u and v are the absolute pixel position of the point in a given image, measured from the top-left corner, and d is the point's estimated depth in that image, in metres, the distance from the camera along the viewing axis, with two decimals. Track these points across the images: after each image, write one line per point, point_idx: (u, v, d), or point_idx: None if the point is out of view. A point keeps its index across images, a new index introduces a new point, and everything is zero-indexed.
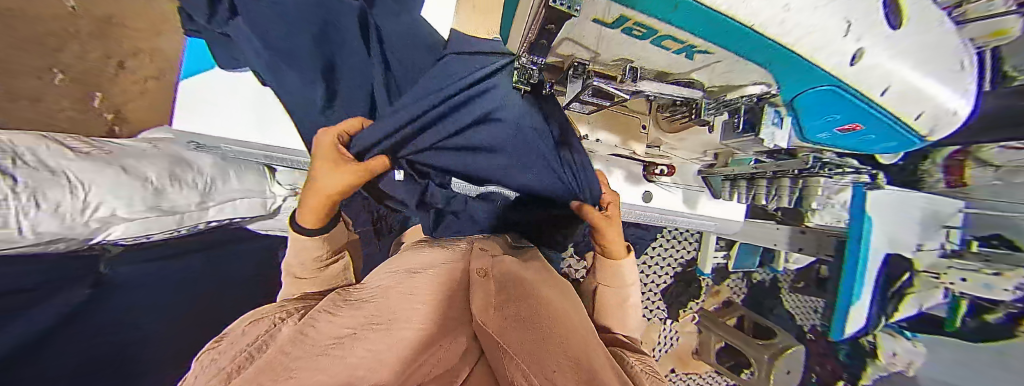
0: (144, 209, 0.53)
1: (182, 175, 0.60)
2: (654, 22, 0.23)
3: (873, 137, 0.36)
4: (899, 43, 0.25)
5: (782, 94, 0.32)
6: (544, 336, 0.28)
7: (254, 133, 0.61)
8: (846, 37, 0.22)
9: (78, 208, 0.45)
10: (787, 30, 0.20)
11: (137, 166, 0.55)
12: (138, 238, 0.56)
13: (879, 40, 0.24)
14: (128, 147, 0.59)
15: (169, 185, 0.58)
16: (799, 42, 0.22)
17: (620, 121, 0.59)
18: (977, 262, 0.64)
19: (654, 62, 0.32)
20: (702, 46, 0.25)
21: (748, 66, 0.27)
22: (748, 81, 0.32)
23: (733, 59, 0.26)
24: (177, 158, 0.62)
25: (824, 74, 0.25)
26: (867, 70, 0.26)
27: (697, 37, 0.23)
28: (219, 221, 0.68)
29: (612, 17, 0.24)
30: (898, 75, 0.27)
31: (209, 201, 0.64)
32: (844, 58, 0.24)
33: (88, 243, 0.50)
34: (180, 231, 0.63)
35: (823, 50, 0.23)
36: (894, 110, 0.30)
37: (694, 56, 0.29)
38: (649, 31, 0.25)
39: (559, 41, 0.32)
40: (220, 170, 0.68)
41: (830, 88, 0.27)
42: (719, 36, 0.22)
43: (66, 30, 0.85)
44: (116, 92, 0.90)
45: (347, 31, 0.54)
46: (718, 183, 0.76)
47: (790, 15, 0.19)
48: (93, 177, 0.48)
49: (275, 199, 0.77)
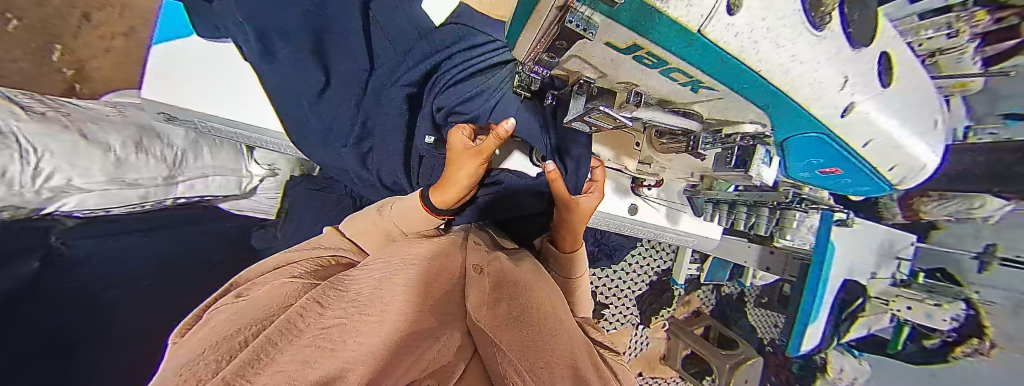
0: (105, 180, 0.50)
1: (149, 146, 0.56)
2: (666, 55, 0.23)
3: (850, 182, 0.37)
4: (885, 98, 0.27)
5: (776, 135, 0.32)
6: (536, 335, 0.29)
7: (234, 109, 0.58)
8: (841, 90, 0.24)
9: (28, 175, 0.42)
10: (788, 78, 0.22)
11: (100, 133, 0.51)
12: (96, 211, 0.53)
13: (867, 95, 0.26)
14: (90, 110, 0.55)
15: (134, 156, 0.54)
16: (797, 90, 0.23)
17: (615, 137, 0.60)
18: (921, 292, 0.70)
19: (656, 91, 0.32)
20: (708, 82, 0.25)
21: (747, 106, 0.28)
22: (746, 119, 0.32)
23: (735, 97, 0.27)
24: (145, 128, 0.58)
25: (816, 123, 0.27)
26: (855, 122, 0.27)
27: (705, 75, 0.24)
28: (187, 198, 0.65)
29: (624, 44, 0.23)
30: (880, 128, 0.29)
31: (179, 176, 0.60)
32: (836, 109, 0.26)
33: (39, 212, 0.47)
34: (143, 206, 0.59)
35: (819, 98, 0.24)
36: (871, 161, 0.32)
37: (698, 91, 0.29)
38: (660, 62, 0.25)
39: (566, 57, 0.31)
40: (192, 143, 0.64)
41: (820, 136, 0.28)
42: (722, 76, 0.23)
43: None
44: (79, 47, 0.82)
45: (343, 17, 0.52)
46: (702, 204, 0.80)
47: (795, 64, 0.21)
48: (47, 142, 0.44)
49: (252, 179, 0.73)
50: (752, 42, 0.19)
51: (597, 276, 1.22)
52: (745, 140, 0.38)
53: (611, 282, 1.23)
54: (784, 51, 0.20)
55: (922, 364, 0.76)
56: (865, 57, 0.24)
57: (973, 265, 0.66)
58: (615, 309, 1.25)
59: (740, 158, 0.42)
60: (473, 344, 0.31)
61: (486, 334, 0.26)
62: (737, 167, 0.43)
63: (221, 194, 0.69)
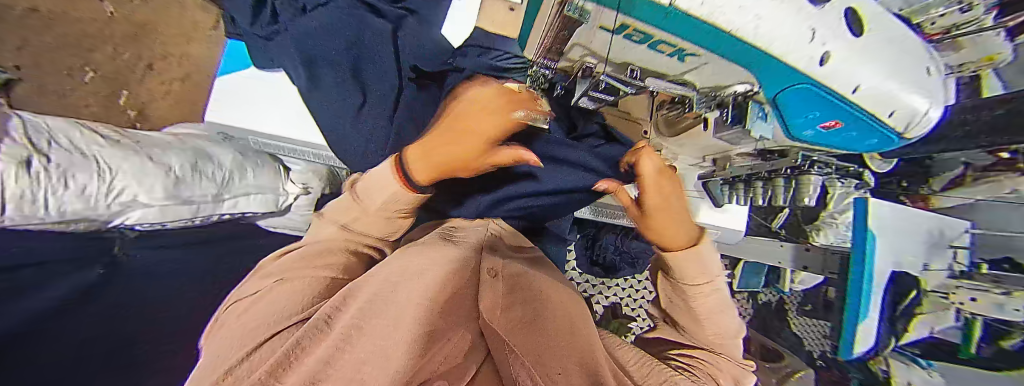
0: (164, 197, 0.55)
1: (203, 167, 0.62)
2: (649, 29, 0.27)
3: (855, 136, 0.37)
4: (858, 45, 0.28)
5: (768, 93, 0.33)
6: (545, 339, 0.29)
7: (281, 128, 0.64)
8: (813, 42, 0.26)
9: (103, 192, 0.47)
10: (760, 36, 0.24)
11: (163, 156, 0.57)
12: (155, 225, 0.58)
13: (839, 44, 0.27)
14: (154, 138, 0.62)
15: (190, 175, 0.59)
16: (772, 46, 0.25)
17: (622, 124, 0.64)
18: (987, 283, 0.64)
19: (649, 66, 0.35)
20: (691, 49, 0.28)
21: (734, 69, 0.31)
22: (733, 81, 0.35)
23: (717, 59, 0.29)
24: (200, 152, 0.64)
25: (798, 75, 0.29)
26: (837, 72, 0.28)
27: (685, 40, 0.27)
28: (230, 215, 0.69)
29: (614, 24, 0.28)
30: (867, 73, 0.29)
31: (225, 194, 0.65)
32: (813, 59, 0.27)
33: (108, 225, 0.51)
34: (195, 221, 0.64)
35: (791, 50, 0.26)
36: (866, 109, 0.32)
37: (685, 59, 0.32)
38: (645, 36, 0.29)
39: (570, 45, 0.36)
40: (238, 165, 0.69)
41: (807, 88, 0.30)
42: (699, 39, 0.26)
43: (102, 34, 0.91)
44: (141, 91, 0.94)
45: (379, 41, 0.59)
46: (718, 191, 0.77)
47: (762, 22, 0.24)
48: (119, 163, 0.50)
49: (287, 197, 0.77)
50: (713, 6, 0.22)
51: (621, 288, 1.18)
52: (736, 96, 0.40)
53: (637, 293, 1.19)
54: (743, 11, 0.23)
55: (1010, 369, 0.67)
56: (830, 11, 0.26)
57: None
58: None
59: (735, 116, 0.42)
60: (484, 348, 0.31)
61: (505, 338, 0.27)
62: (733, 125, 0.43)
63: (259, 211, 0.74)
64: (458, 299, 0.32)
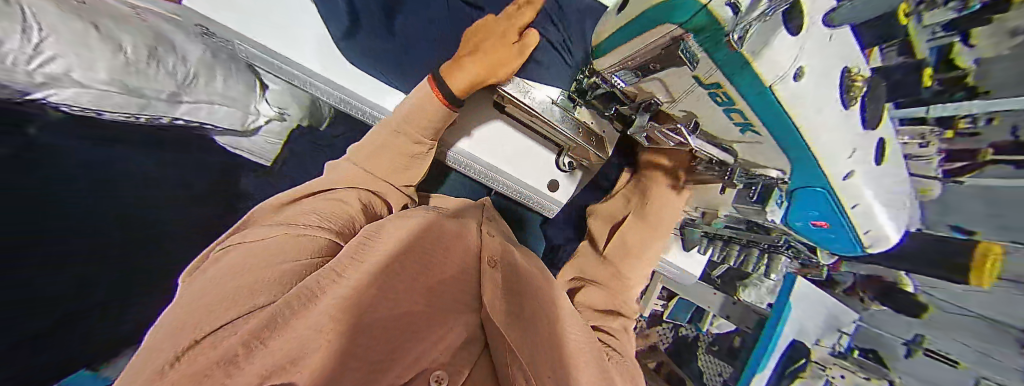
0: (105, 80, 0.45)
1: (161, 56, 0.52)
2: (738, 98, 0.28)
3: (830, 238, 0.41)
4: (874, 174, 0.33)
5: (793, 182, 0.37)
6: (535, 342, 0.34)
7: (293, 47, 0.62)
8: (851, 159, 0.31)
9: (26, 55, 0.38)
10: (821, 143, 0.28)
11: (113, 30, 0.47)
12: (86, 111, 0.48)
13: (864, 169, 0.32)
14: (108, 4, 0.51)
15: (146, 64, 0.50)
16: (824, 154, 0.29)
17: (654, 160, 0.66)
18: (855, 367, 0.65)
19: (710, 125, 0.38)
20: (758, 126, 0.31)
21: (779, 154, 0.33)
22: (773, 164, 0.37)
23: (773, 143, 0.32)
24: (161, 37, 0.54)
25: (825, 182, 0.32)
26: (854, 191, 0.33)
27: (759, 120, 0.30)
28: (184, 121, 0.60)
29: (709, 79, 0.29)
30: (874, 206, 0.35)
31: (183, 96, 0.56)
32: (841, 173, 0.31)
33: (24, 95, 0.41)
34: (138, 118, 0.54)
35: (835, 161, 0.30)
36: (858, 226, 0.37)
37: (746, 132, 0.35)
38: (728, 101, 0.30)
39: (649, 78, 0.37)
40: (207, 66, 0.60)
41: (823, 195, 0.34)
42: (770, 125, 0.29)
43: None
44: None
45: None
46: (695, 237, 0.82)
47: (829, 132, 0.28)
48: (54, 25, 0.40)
49: (258, 118, 0.69)
50: (808, 104, 0.25)
51: None
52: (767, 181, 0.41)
53: None
54: (822, 115, 0.26)
55: None
56: (872, 138, 0.31)
57: (902, 349, 0.59)
58: None
59: (761, 195, 0.42)
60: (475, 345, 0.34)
61: (499, 326, 0.32)
62: (755, 203, 0.43)
63: (224, 125, 0.65)
64: (433, 300, 0.34)
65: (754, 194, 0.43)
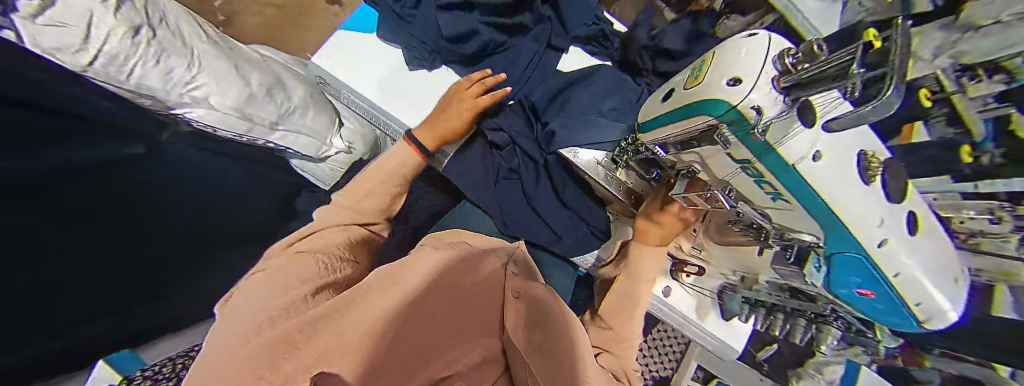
0: (231, 107, 0.55)
1: (275, 93, 0.63)
2: (766, 170, 0.30)
3: (881, 307, 0.36)
4: (909, 243, 0.31)
5: (826, 247, 0.36)
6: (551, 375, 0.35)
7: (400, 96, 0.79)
8: (882, 228, 0.30)
9: (184, 81, 0.50)
10: (846, 206, 0.29)
11: (247, 69, 0.59)
12: (207, 127, 0.57)
13: (898, 235, 0.31)
14: (246, 52, 0.64)
15: (262, 95, 0.60)
16: (853, 218, 0.30)
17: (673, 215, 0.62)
18: None
19: (745, 193, 0.37)
20: (788, 197, 0.32)
21: (811, 223, 0.33)
22: (806, 229, 0.35)
23: (806, 212, 0.32)
24: (277, 79, 0.65)
25: (856, 246, 0.32)
26: (890, 257, 0.31)
27: (789, 191, 0.31)
28: (274, 145, 0.68)
29: (743, 156, 0.31)
30: (923, 284, 0.32)
31: (280, 124, 0.64)
32: (872, 240, 0.31)
33: (170, 110, 0.52)
34: (241, 139, 0.63)
35: (864, 228, 0.30)
36: (905, 294, 0.33)
37: (777, 200, 0.34)
38: (759, 174, 0.32)
39: (688, 151, 0.38)
40: (305, 103, 0.68)
41: (860, 260, 0.33)
42: (796, 192, 0.30)
43: None
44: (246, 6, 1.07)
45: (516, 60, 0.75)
46: (735, 304, 0.71)
47: (851, 201, 0.29)
48: (211, 63, 0.53)
49: (329, 149, 0.73)
50: (827, 180, 0.28)
51: None
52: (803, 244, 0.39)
53: None
54: (846, 188, 0.29)
55: None
56: (900, 209, 0.30)
57: None
58: None
59: (797, 256, 0.43)
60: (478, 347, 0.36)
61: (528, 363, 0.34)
62: (794, 263, 0.43)
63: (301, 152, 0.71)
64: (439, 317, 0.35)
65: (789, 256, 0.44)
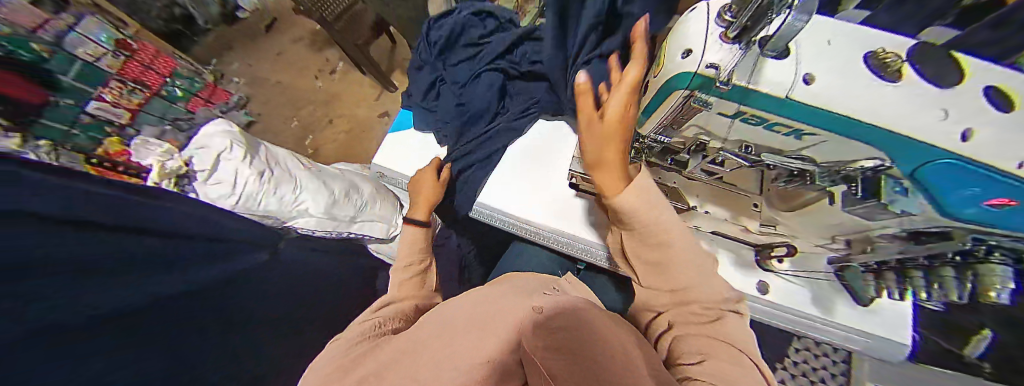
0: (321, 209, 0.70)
1: (352, 195, 0.75)
2: (766, 114, 0.33)
3: None
4: (1013, 121, 0.25)
5: (905, 167, 0.31)
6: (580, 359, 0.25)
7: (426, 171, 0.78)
8: (949, 120, 0.26)
9: (289, 198, 0.65)
10: (872, 113, 0.28)
11: (331, 180, 0.75)
12: (307, 231, 0.71)
13: (988, 120, 0.25)
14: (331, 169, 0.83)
15: (342, 196, 0.73)
16: (895, 123, 0.28)
17: (729, 197, 0.55)
18: None
19: (763, 143, 0.39)
20: (808, 129, 0.33)
21: (857, 146, 0.32)
22: (862, 156, 0.33)
23: (835, 136, 0.32)
24: (352, 183, 0.78)
25: (936, 152, 0.27)
26: (993, 147, 0.25)
27: (802, 123, 0.32)
28: (356, 235, 0.80)
29: (733, 111, 0.35)
30: None
31: (357, 216, 0.77)
32: (948, 135, 0.26)
33: (284, 224, 0.68)
34: (333, 234, 0.76)
35: (920, 128, 0.27)
36: None
37: (803, 137, 0.35)
38: (761, 119, 0.35)
39: (687, 126, 0.43)
40: (373, 196, 0.80)
41: (954, 164, 0.27)
42: (812, 121, 0.31)
43: (308, 101, 1.46)
44: (318, 137, 1.40)
45: (518, 104, 0.79)
46: (859, 281, 0.51)
47: (875, 107, 0.28)
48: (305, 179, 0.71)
49: (397, 227, 0.86)
50: (834, 96, 0.28)
51: None
52: (865, 173, 0.35)
53: None
54: (866, 99, 0.28)
55: None
56: (964, 91, 0.26)
57: None
58: None
59: (866, 191, 0.36)
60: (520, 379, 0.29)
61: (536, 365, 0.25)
62: (866, 199, 0.36)
63: (372, 236, 0.83)
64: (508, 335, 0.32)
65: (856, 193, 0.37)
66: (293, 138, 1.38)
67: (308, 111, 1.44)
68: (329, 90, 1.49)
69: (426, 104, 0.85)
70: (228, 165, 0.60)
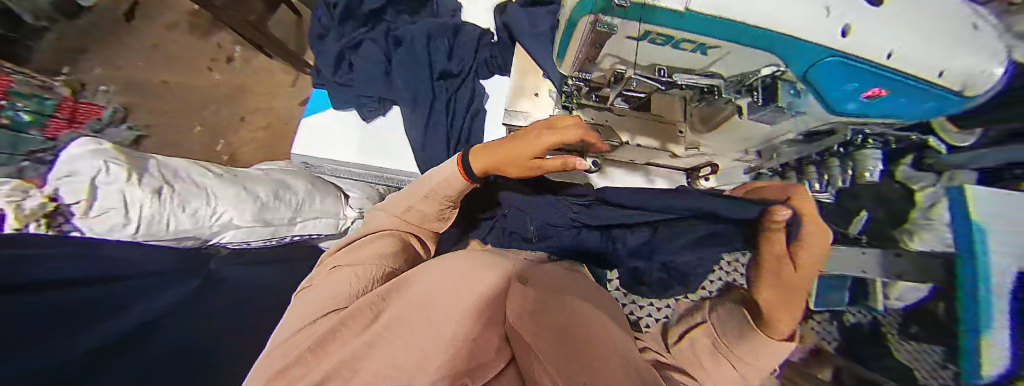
0: (251, 219, 0.63)
1: (282, 195, 0.68)
2: (670, 30, 0.33)
3: (905, 102, 0.30)
4: (891, 9, 0.26)
5: (796, 70, 0.33)
6: (577, 349, 0.31)
7: (354, 153, 0.68)
8: (833, 16, 0.27)
9: (207, 215, 0.58)
10: (763, 15, 0.28)
11: (254, 185, 0.66)
12: (241, 243, 0.64)
13: (863, 13, 0.27)
14: (251, 171, 0.72)
15: (272, 201, 0.66)
16: (783, 24, 0.28)
17: (655, 126, 0.58)
18: None
19: (675, 64, 0.40)
20: (710, 41, 0.33)
21: (753, 54, 0.33)
22: (761, 64, 0.34)
23: (734, 46, 0.32)
24: (279, 182, 0.70)
25: (818, 48, 0.29)
26: (866, 37, 0.27)
27: (705, 36, 0.32)
28: (301, 237, 0.73)
29: (638, 33, 0.35)
30: (938, 50, 0.25)
31: (297, 217, 0.69)
32: (830, 31, 0.27)
33: (210, 242, 0.61)
34: (273, 241, 0.69)
35: (808, 27, 0.28)
36: (914, 73, 0.27)
37: (708, 51, 0.35)
38: (668, 38, 0.34)
39: (603, 57, 0.42)
40: (308, 193, 0.71)
41: (835, 59, 0.29)
42: (711, 31, 0.31)
43: (208, 99, 1.24)
44: (233, 140, 1.21)
45: (442, 57, 0.78)
46: None
47: (768, 7, 0.28)
48: (223, 192, 0.62)
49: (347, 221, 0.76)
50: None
51: None
52: (767, 81, 0.37)
53: None
54: (755, 4, 0.28)
55: None
56: None
57: None
58: None
59: (767, 96, 0.38)
60: (508, 350, 0.36)
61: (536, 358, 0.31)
62: (767, 104, 0.38)
63: (324, 233, 0.75)
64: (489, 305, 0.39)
65: (760, 100, 0.39)
66: (201, 146, 1.18)
67: (210, 109, 1.23)
68: (233, 82, 1.28)
69: (340, 79, 0.77)
70: (108, 192, 0.50)
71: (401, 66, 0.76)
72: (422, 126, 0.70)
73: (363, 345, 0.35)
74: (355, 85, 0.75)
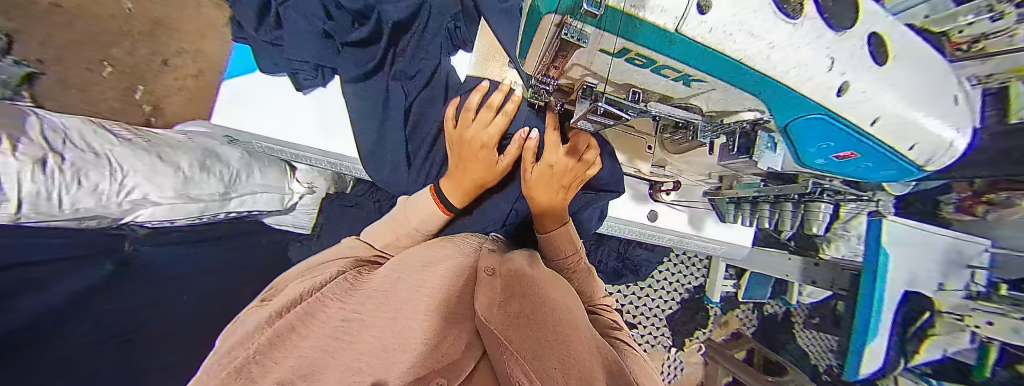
0: (173, 195, 0.57)
1: (211, 166, 0.64)
2: (653, 54, 0.24)
3: (870, 165, 0.34)
4: (883, 77, 0.26)
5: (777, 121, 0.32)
6: (548, 334, 0.27)
7: (319, 134, 0.71)
8: (832, 71, 0.24)
9: (115, 190, 0.49)
10: (773, 65, 0.22)
11: (173, 155, 0.60)
12: (163, 222, 0.60)
13: (861, 74, 0.25)
14: (166, 137, 0.64)
15: (198, 175, 0.61)
16: (784, 75, 0.23)
17: (627, 140, 0.60)
18: (1007, 305, 0.58)
19: (653, 88, 0.35)
20: (697, 76, 0.27)
21: (741, 95, 0.29)
22: (743, 108, 0.33)
23: (724, 85, 0.28)
24: (209, 151, 0.67)
25: (813, 106, 0.26)
26: (857, 101, 0.26)
27: (705, 73, 0.25)
28: (237, 213, 0.71)
29: (615, 49, 0.26)
30: (914, 124, 0.29)
31: (233, 193, 0.67)
32: (830, 91, 0.25)
33: (119, 221, 0.54)
34: (202, 218, 0.66)
35: (807, 80, 0.24)
36: (888, 141, 0.29)
37: (691, 84, 0.30)
38: (649, 62, 0.27)
39: (570, 65, 0.35)
40: (245, 164, 0.72)
41: (825, 119, 0.28)
42: (718, 73, 0.25)
43: (120, 30, 1.03)
44: (156, 86, 1.04)
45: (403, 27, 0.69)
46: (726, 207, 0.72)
47: (775, 50, 0.22)
48: (132, 162, 0.53)
49: (292, 195, 0.80)
50: (728, 32, 0.20)
51: (623, 294, 1.13)
52: (743, 126, 0.38)
53: (638, 299, 1.13)
54: (762, 40, 0.21)
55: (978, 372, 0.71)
56: (849, 39, 0.24)
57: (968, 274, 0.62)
58: (643, 329, 1.13)
59: (743, 145, 0.42)
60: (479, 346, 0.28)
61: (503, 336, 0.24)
62: (739, 154, 0.43)
63: (266, 209, 0.76)
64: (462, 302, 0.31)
65: (735, 146, 0.42)
66: (113, 90, 1.00)
67: (120, 44, 1.02)
68: (148, 13, 1.06)
69: (267, 36, 0.67)
70: None
71: (340, 33, 0.66)
72: (381, 106, 0.67)
73: (317, 352, 0.22)
74: (285, 46, 0.66)
